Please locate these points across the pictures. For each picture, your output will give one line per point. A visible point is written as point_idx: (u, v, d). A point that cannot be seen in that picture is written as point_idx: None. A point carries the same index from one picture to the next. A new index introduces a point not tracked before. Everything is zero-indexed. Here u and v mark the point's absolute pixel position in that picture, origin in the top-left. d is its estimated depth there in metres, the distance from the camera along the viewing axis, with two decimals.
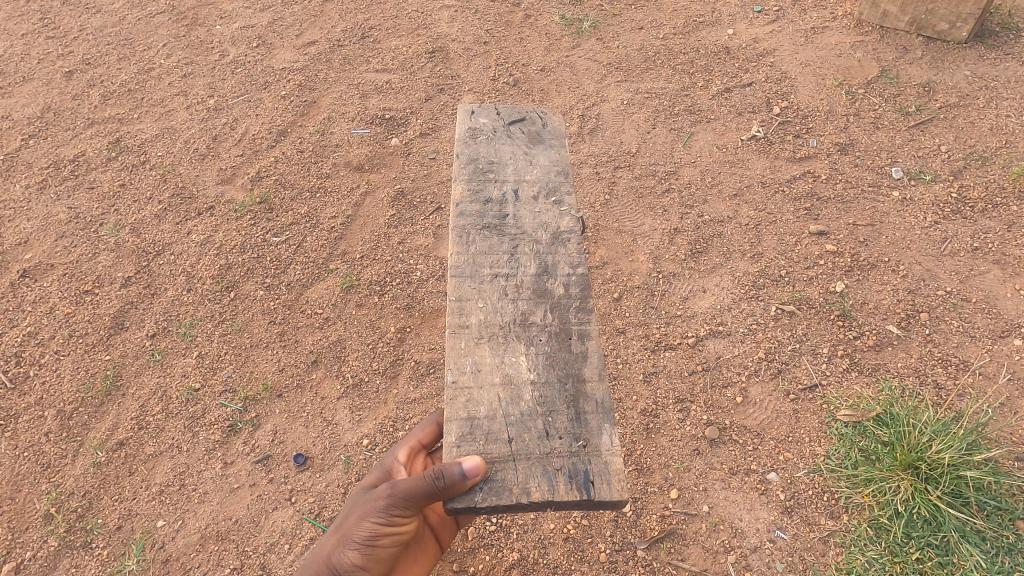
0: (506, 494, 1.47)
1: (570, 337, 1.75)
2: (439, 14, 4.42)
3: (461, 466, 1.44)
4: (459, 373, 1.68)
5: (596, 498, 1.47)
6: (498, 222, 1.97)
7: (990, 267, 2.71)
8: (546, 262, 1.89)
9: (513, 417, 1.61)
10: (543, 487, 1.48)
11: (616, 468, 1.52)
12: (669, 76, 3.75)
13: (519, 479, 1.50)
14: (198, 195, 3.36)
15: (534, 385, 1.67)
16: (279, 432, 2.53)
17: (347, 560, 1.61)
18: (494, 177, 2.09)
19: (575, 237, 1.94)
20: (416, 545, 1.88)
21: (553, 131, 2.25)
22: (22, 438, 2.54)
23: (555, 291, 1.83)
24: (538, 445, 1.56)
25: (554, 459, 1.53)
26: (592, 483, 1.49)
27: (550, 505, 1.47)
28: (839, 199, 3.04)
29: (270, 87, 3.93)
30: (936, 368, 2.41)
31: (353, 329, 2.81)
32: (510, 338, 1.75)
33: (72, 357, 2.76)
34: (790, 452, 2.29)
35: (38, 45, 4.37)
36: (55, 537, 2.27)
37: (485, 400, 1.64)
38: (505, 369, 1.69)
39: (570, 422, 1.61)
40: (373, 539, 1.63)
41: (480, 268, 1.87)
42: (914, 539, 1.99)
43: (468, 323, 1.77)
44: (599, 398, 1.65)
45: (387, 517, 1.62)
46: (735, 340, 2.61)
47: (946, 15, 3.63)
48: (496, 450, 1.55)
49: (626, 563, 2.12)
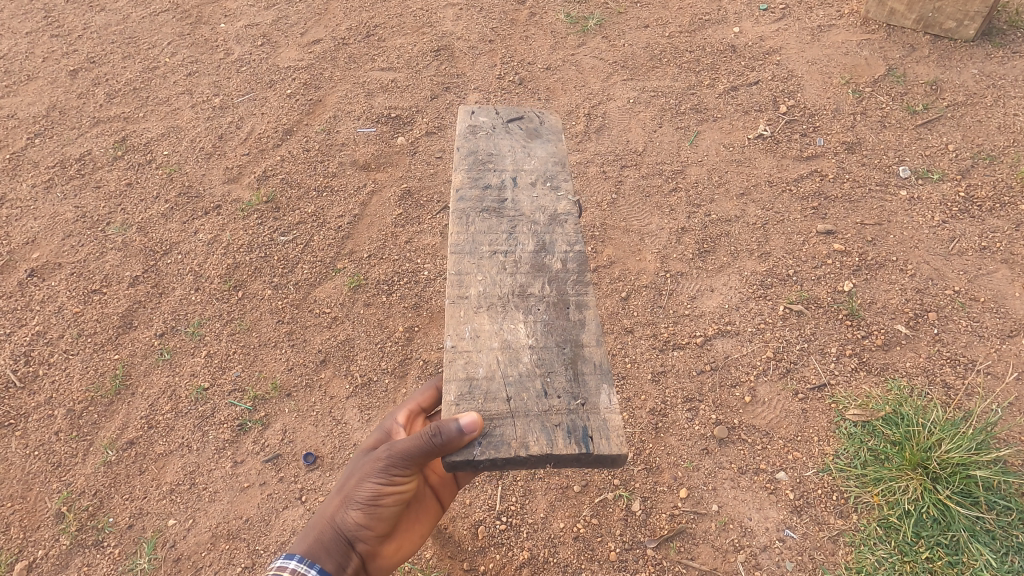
0: (505, 448, 1.50)
1: (568, 307, 1.79)
2: (444, 13, 4.41)
3: (458, 422, 1.46)
4: (458, 338, 1.72)
5: (595, 452, 1.51)
6: (497, 204, 2.01)
7: (999, 266, 2.72)
8: (544, 241, 1.93)
9: (512, 377, 1.64)
10: (541, 442, 1.52)
11: (614, 423, 1.55)
12: (675, 75, 3.74)
13: (517, 434, 1.53)
14: (204, 194, 3.36)
15: (532, 349, 1.70)
16: (288, 431, 2.53)
17: (352, 519, 1.65)
18: (493, 166, 2.11)
19: (572, 219, 1.98)
20: (419, 504, 1.90)
21: (550, 128, 2.26)
22: (32, 438, 2.55)
23: (552, 265, 1.87)
24: (536, 403, 1.59)
25: (553, 416, 1.57)
26: (591, 437, 1.52)
27: (549, 459, 1.51)
28: (846, 198, 3.04)
29: (276, 86, 3.93)
30: (944, 368, 2.42)
31: (362, 329, 2.82)
32: (508, 307, 1.78)
33: (80, 356, 2.77)
34: (799, 452, 2.30)
35: (42, 44, 4.37)
36: (67, 536, 2.28)
37: (484, 363, 1.67)
38: (503, 335, 1.72)
39: (568, 382, 1.64)
40: (376, 498, 1.66)
41: (479, 245, 1.90)
42: (923, 538, 2.00)
43: (467, 294, 1.80)
44: (597, 360, 1.68)
45: (389, 477, 1.65)
46: (744, 340, 2.61)
47: (954, 14, 3.62)
48: (495, 407, 1.58)
49: (635, 562, 2.13)
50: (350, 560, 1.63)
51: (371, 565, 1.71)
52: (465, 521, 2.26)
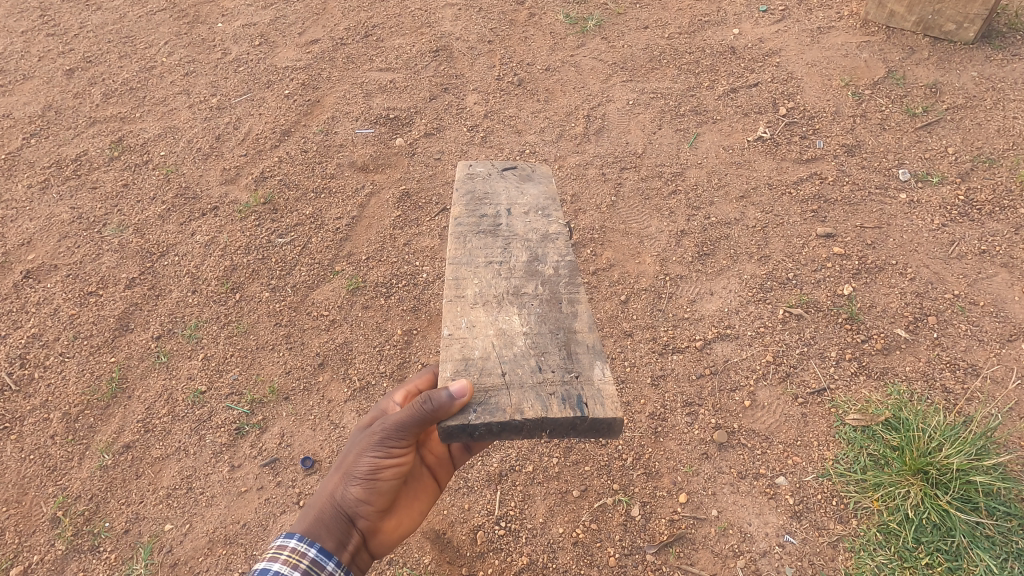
0: (500, 414, 1.55)
1: (561, 301, 1.82)
2: (443, 13, 4.39)
3: (448, 390, 1.52)
4: (454, 328, 1.75)
5: (589, 417, 1.55)
6: (493, 227, 2.02)
7: (998, 270, 2.71)
8: (537, 254, 1.95)
9: (507, 356, 1.68)
10: (536, 407, 1.56)
11: (608, 392, 1.60)
12: (675, 76, 3.73)
13: (512, 401, 1.58)
14: (202, 195, 3.34)
15: (526, 335, 1.73)
16: (287, 435, 2.52)
17: (352, 494, 1.65)
18: (488, 200, 2.12)
19: (563, 238, 2.00)
20: (417, 481, 1.88)
21: (542, 173, 2.25)
22: (28, 441, 2.53)
23: (545, 271, 1.90)
24: (530, 376, 1.63)
25: (548, 387, 1.61)
26: (586, 403, 1.57)
27: (544, 424, 1.56)
28: (846, 201, 3.04)
29: (273, 86, 3.91)
30: (944, 372, 2.42)
31: (360, 332, 2.80)
32: (503, 302, 1.82)
33: (77, 359, 2.75)
34: (799, 456, 2.30)
35: (38, 43, 4.34)
36: (62, 541, 2.27)
37: (480, 346, 1.71)
38: (499, 324, 1.76)
39: (562, 359, 1.68)
40: (375, 472, 1.67)
41: (475, 257, 1.93)
42: (923, 544, 2.01)
43: (463, 294, 1.84)
44: (590, 342, 1.72)
45: (386, 449, 1.67)
46: (743, 344, 2.60)
47: (953, 16, 3.61)
48: (491, 380, 1.62)
49: (635, 567, 2.12)
50: (350, 536, 1.62)
51: (372, 542, 1.70)
52: (464, 526, 2.25)
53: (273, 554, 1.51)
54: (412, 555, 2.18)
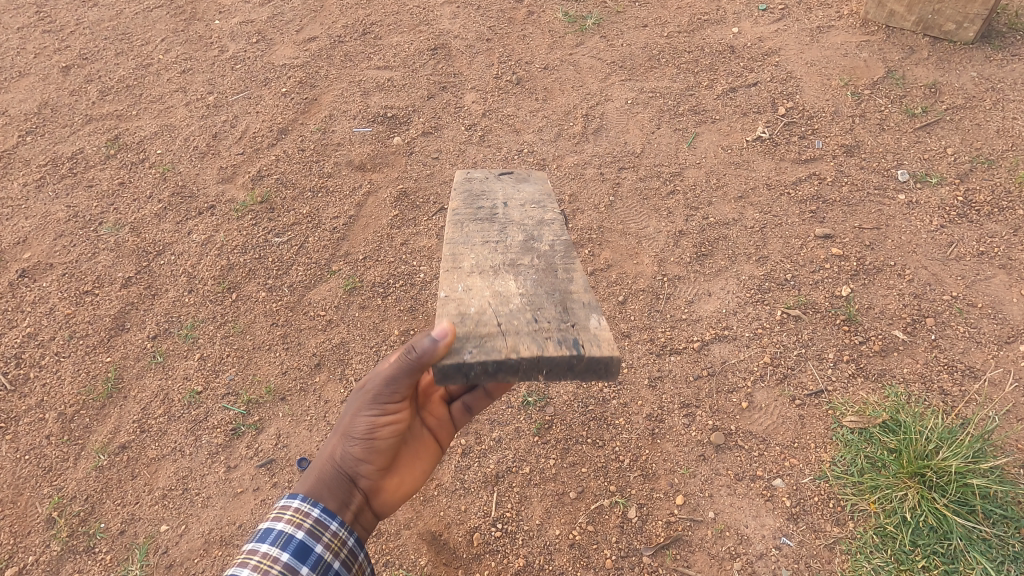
0: (495, 352, 1.56)
1: (556, 270, 1.82)
2: (441, 11, 4.37)
3: (433, 335, 1.52)
4: (450, 291, 1.75)
5: (585, 356, 1.56)
6: (489, 214, 2.03)
7: (996, 272, 2.71)
8: (533, 233, 1.95)
9: (503, 313, 1.67)
10: (531, 347, 1.57)
11: (604, 336, 1.61)
12: (674, 76, 3.72)
13: (508, 343, 1.59)
14: (198, 194, 3.33)
15: (522, 296, 1.73)
16: (282, 435, 2.51)
17: (351, 453, 1.66)
18: (485, 195, 2.11)
19: (559, 222, 2.00)
20: (416, 440, 1.83)
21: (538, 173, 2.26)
22: (23, 441, 2.52)
23: (541, 247, 1.89)
24: (526, 325, 1.64)
25: (543, 332, 1.62)
26: (581, 344, 1.58)
27: (541, 363, 1.56)
28: (844, 202, 3.03)
29: (271, 84, 3.89)
30: (942, 374, 2.42)
31: (357, 332, 2.79)
32: (499, 272, 1.81)
33: (72, 358, 2.74)
34: (796, 458, 2.29)
35: (35, 40, 4.32)
36: (58, 541, 2.27)
37: (475, 304, 1.70)
38: (494, 288, 1.76)
39: (558, 313, 1.67)
40: (372, 431, 1.67)
41: (472, 238, 1.93)
42: (920, 547, 2.02)
43: (459, 266, 1.83)
44: (585, 299, 1.72)
45: (381, 406, 1.66)
46: (741, 345, 2.60)
47: (953, 16, 3.60)
48: (487, 329, 1.63)
49: (631, 569, 2.12)
50: (351, 496, 1.64)
51: (375, 502, 1.71)
52: (460, 528, 2.25)
53: (277, 514, 1.53)
54: (408, 557, 2.19)
